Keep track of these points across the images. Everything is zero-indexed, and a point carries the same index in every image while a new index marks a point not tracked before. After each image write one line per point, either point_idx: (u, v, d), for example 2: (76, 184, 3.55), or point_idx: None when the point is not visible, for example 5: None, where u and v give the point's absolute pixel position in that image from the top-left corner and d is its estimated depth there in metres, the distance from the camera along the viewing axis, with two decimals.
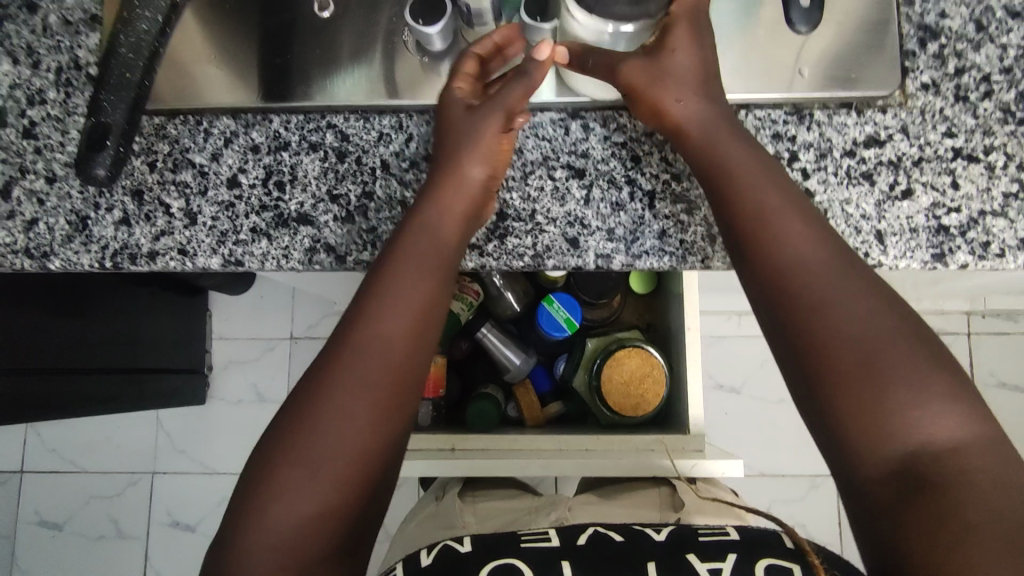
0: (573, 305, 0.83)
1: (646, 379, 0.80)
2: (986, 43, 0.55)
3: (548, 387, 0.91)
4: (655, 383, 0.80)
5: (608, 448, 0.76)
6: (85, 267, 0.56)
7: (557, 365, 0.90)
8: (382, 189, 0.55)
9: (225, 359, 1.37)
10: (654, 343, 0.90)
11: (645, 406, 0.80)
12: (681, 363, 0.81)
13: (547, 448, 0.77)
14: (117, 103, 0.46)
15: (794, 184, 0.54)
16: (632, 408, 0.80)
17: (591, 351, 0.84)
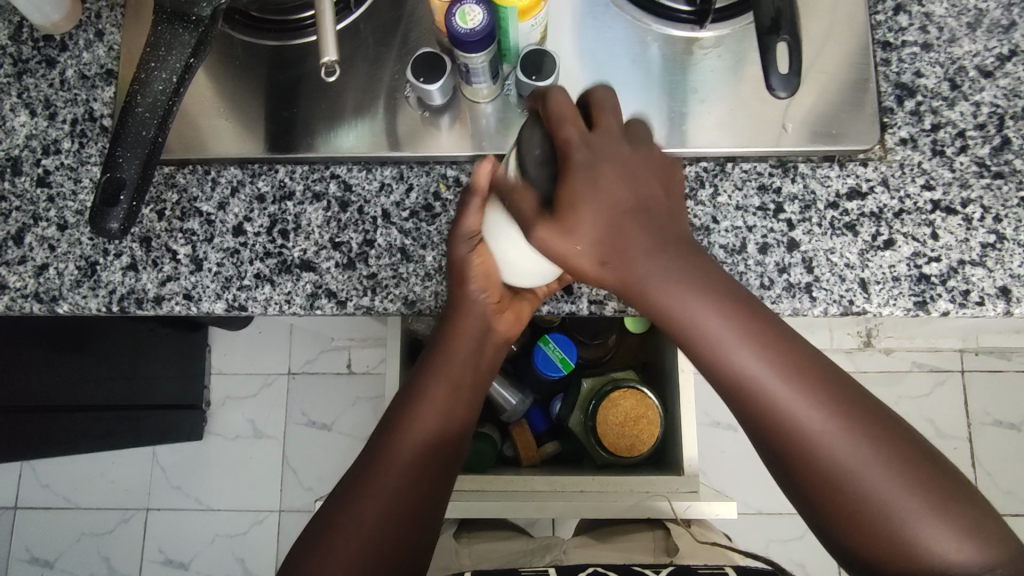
0: (568, 345, 0.85)
1: (640, 420, 0.81)
2: (960, 101, 0.57)
3: (544, 425, 0.93)
4: (649, 424, 0.81)
5: (604, 491, 0.76)
6: (93, 311, 0.57)
7: (553, 405, 0.91)
8: (383, 237, 0.57)
9: (224, 395, 1.38)
10: (648, 382, 0.91)
11: (640, 446, 0.81)
12: (675, 403, 0.82)
13: (542, 488, 0.78)
14: (132, 159, 0.48)
15: (780, 234, 0.56)
16: (627, 448, 0.81)
17: (587, 391, 0.85)
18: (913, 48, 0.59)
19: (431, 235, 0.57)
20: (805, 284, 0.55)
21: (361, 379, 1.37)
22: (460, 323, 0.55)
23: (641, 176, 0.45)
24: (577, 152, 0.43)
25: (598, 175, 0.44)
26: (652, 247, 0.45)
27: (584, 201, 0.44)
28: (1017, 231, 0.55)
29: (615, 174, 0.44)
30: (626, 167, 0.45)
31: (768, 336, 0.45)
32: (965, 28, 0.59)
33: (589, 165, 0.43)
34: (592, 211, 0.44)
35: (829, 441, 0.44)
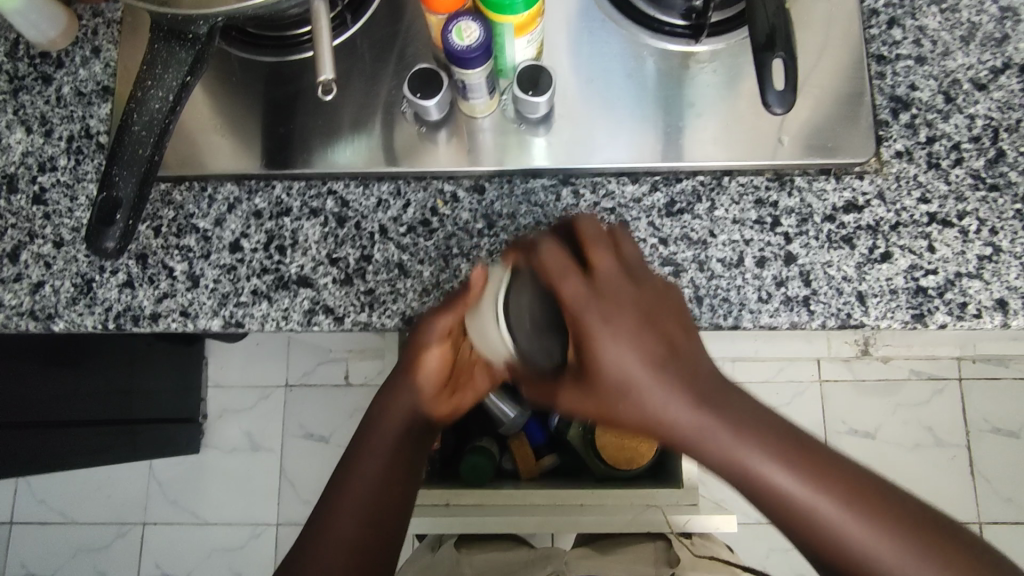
0: None
1: None
2: (954, 114, 0.58)
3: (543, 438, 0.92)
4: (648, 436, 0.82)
5: (603, 499, 0.77)
6: (88, 329, 0.57)
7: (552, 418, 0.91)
8: (380, 253, 0.57)
9: (221, 407, 1.37)
10: None
11: (640, 459, 0.82)
12: None
13: (543, 497, 0.78)
14: (128, 177, 0.47)
15: (777, 248, 0.56)
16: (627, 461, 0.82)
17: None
18: (908, 62, 0.59)
19: (428, 250, 0.57)
20: (803, 298, 0.55)
21: (359, 391, 1.36)
22: (395, 399, 0.56)
23: (659, 308, 0.46)
24: (594, 315, 0.44)
25: (619, 329, 0.44)
26: (691, 389, 0.44)
27: (602, 349, 0.44)
28: (1013, 243, 0.55)
29: (642, 329, 0.45)
30: (641, 307, 0.45)
31: (797, 446, 0.45)
32: (958, 41, 0.59)
33: (608, 323, 0.44)
34: (615, 356, 0.44)
35: (874, 539, 0.43)
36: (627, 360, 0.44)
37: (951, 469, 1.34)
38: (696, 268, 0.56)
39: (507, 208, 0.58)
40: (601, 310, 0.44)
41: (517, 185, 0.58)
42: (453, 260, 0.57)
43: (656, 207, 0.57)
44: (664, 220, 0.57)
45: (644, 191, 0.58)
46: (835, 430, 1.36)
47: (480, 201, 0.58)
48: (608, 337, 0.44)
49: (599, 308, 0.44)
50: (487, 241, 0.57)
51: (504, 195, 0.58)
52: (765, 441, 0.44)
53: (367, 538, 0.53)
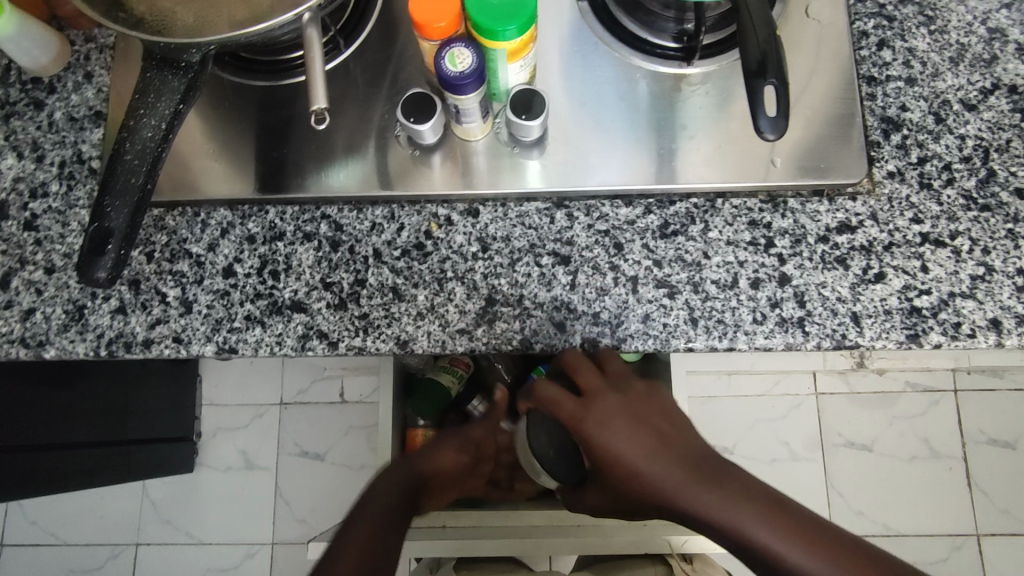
0: None
1: None
2: (945, 134, 0.58)
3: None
4: None
5: (541, 525, 0.77)
6: (80, 356, 0.56)
7: None
8: (374, 276, 0.57)
9: (215, 426, 1.36)
10: None
11: None
12: None
13: (488, 523, 0.77)
14: (119, 207, 0.47)
15: (771, 269, 0.56)
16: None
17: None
18: (898, 83, 0.59)
19: (422, 274, 0.57)
20: (797, 319, 0.55)
21: (354, 408, 1.35)
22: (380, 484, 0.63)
23: (643, 411, 0.57)
24: (591, 428, 0.56)
25: (612, 424, 0.56)
26: (683, 471, 0.54)
27: (603, 442, 0.56)
28: (1005, 263, 0.55)
29: (632, 428, 0.55)
30: (627, 412, 0.56)
31: (795, 520, 0.50)
32: (948, 62, 0.60)
33: (603, 431, 0.56)
34: (618, 446, 0.55)
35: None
36: (627, 452, 0.55)
37: (948, 481, 1.34)
38: (691, 290, 0.56)
39: (501, 230, 0.58)
40: (595, 413, 0.56)
41: (511, 208, 0.58)
42: (448, 284, 0.56)
43: (651, 229, 0.57)
44: (658, 242, 0.57)
45: (638, 214, 0.58)
46: (831, 443, 1.36)
47: (474, 224, 0.58)
48: (608, 433, 0.56)
49: (596, 411, 0.56)
50: (482, 264, 0.57)
51: (498, 218, 0.58)
52: (758, 512, 0.51)
53: (369, 565, 0.56)
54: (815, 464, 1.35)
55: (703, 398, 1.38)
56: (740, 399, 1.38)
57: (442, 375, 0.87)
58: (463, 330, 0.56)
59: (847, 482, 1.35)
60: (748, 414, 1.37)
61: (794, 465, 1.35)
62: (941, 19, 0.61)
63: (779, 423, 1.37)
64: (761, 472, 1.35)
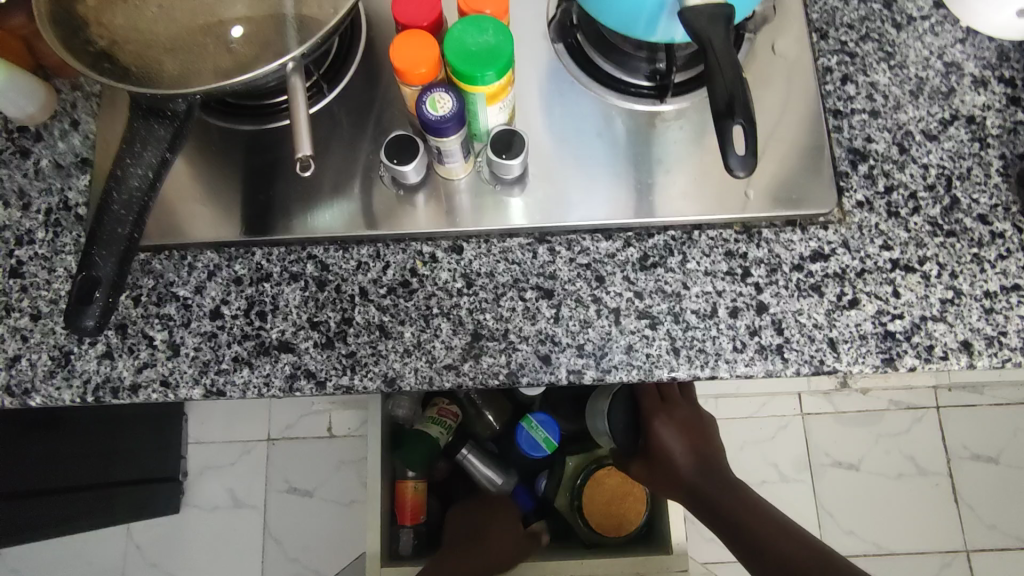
0: (550, 425, 0.85)
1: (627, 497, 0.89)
2: (909, 164, 0.61)
3: (531, 504, 0.95)
4: (635, 500, 0.89)
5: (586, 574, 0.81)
6: (66, 402, 0.56)
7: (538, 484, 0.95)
8: (361, 315, 0.57)
9: (202, 465, 1.34)
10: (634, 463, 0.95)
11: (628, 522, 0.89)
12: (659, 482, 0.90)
13: None
14: (107, 256, 0.48)
15: (749, 298, 0.57)
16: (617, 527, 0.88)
17: (572, 469, 0.90)
18: (862, 116, 0.62)
19: (408, 311, 0.58)
20: (776, 346, 0.56)
21: (342, 443, 1.35)
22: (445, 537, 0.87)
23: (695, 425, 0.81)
24: (657, 424, 0.80)
25: (671, 412, 0.81)
26: (695, 452, 0.80)
27: (661, 421, 0.80)
28: (972, 286, 0.57)
29: (681, 432, 0.80)
30: (679, 417, 0.81)
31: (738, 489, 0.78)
32: (908, 95, 0.62)
33: (667, 428, 0.80)
34: (669, 425, 0.80)
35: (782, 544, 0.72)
36: (674, 430, 0.80)
37: (935, 497, 1.36)
38: (672, 320, 0.57)
39: (485, 266, 0.59)
40: (664, 407, 0.81)
41: (494, 244, 0.60)
42: (434, 320, 0.57)
43: (631, 261, 0.59)
44: (639, 274, 0.58)
45: (618, 246, 0.59)
46: (819, 463, 1.37)
47: (459, 260, 0.59)
48: (665, 416, 0.81)
49: (665, 404, 0.81)
50: (467, 300, 0.58)
51: (481, 254, 0.59)
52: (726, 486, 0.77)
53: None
54: (804, 485, 1.36)
55: None
56: (728, 421, 1.39)
57: (432, 426, 0.87)
58: (450, 366, 0.56)
59: (836, 501, 1.35)
60: (736, 436, 1.38)
61: (783, 487, 1.36)
62: (900, 54, 0.63)
63: (767, 445, 1.38)
64: None
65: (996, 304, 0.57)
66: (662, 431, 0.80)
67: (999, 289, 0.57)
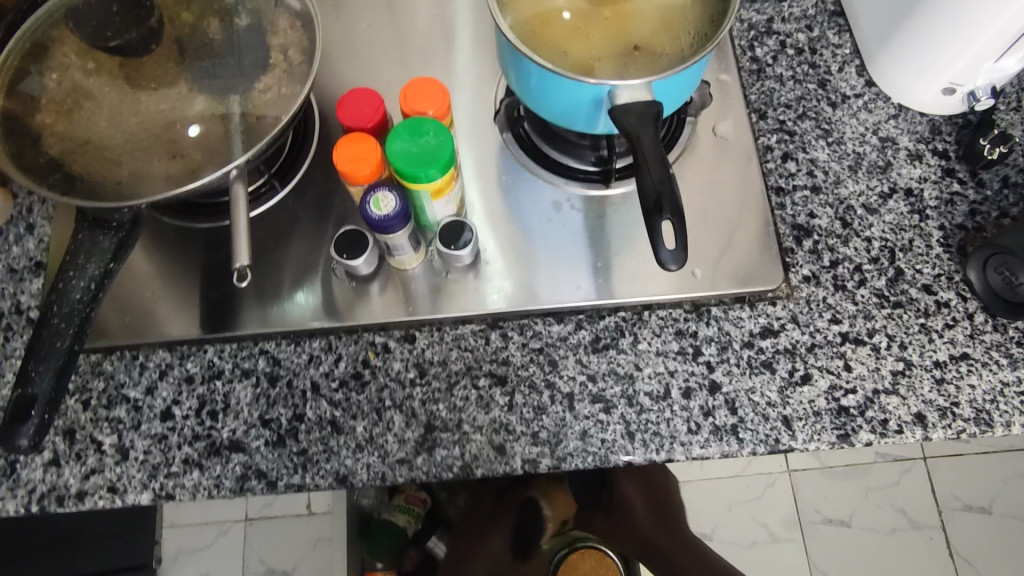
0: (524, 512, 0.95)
1: None
2: (853, 238, 0.62)
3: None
4: None
5: None
6: (11, 513, 0.55)
7: None
8: (313, 410, 0.57)
9: (176, 549, 1.31)
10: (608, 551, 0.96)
11: None
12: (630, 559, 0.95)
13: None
14: (45, 371, 0.47)
15: (701, 377, 0.58)
16: None
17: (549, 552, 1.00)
18: (804, 192, 0.63)
19: (360, 404, 0.57)
20: (730, 426, 0.56)
21: (322, 520, 1.32)
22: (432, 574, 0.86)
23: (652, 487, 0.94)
24: (624, 484, 0.92)
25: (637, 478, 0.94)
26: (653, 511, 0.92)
27: (631, 481, 0.93)
28: (922, 357, 0.58)
29: (643, 491, 0.93)
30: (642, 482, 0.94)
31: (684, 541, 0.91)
32: (847, 170, 0.64)
33: (631, 488, 0.92)
34: (635, 488, 0.93)
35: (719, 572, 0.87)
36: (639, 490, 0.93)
37: (930, 551, 1.33)
38: (626, 403, 0.57)
39: (438, 354, 0.59)
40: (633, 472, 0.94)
41: (447, 331, 0.60)
42: (387, 412, 0.57)
43: (583, 343, 0.59)
44: (591, 356, 0.59)
45: (569, 329, 0.60)
46: (810, 521, 1.34)
47: (411, 349, 0.59)
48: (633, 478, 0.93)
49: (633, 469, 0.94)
50: (420, 390, 0.58)
51: (434, 342, 0.59)
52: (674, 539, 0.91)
53: None
54: (796, 544, 1.33)
55: (677, 482, 1.37)
56: (714, 481, 1.37)
57: (399, 514, 0.90)
58: (403, 460, 0.56)
59: (830, 560, 1.32)
60: (723, 496, 1.36)
61: (774, 547, 1.33)
62: (836, 131, 0.65)
63: (756, 504, 1.35)
64: (742, 556, 1.33)
65: (947, 374, 0.57)
66: (630, 489, 0.92)
67: (949, 358, 0.58)
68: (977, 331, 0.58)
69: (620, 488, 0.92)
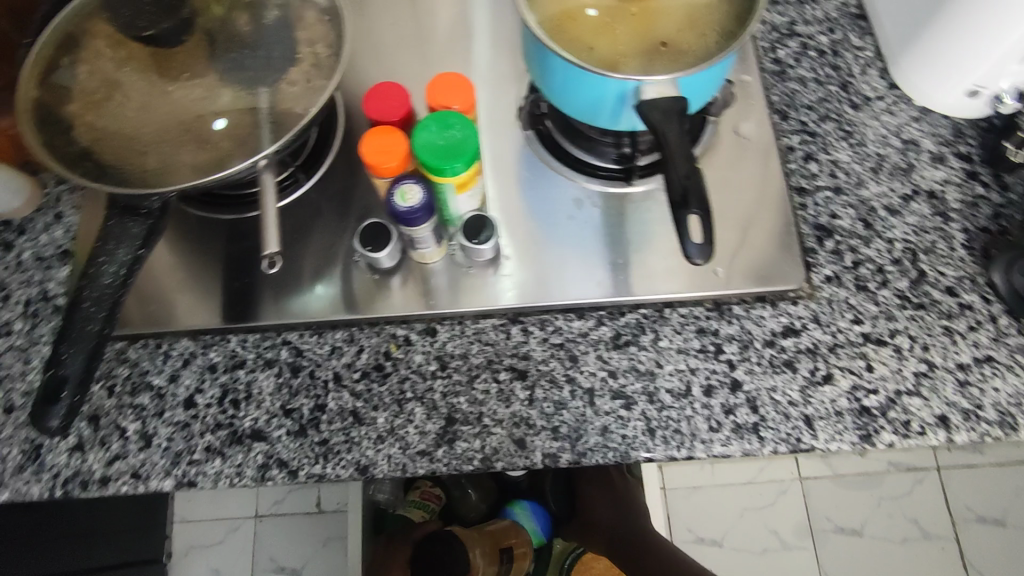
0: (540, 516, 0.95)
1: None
2: (875, 239, 0.62)
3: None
4: None
5: None
6: (35, 497, 0.56)
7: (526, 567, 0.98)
8: (334, 401, 0.57)
9: (187, 544, 1.31)
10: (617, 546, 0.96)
11: None
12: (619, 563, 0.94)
13: None
14: (76, 354, 0.48)
15: (723, 375, 0.57)
16: None
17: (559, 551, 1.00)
18: (826, 192, 0.63)
19: (382, 396, 0.57)
20: (751, 425, 0.56)
21: (332, 518, 1.32)
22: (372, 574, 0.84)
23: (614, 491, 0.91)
24: (585, 487, 0.94)
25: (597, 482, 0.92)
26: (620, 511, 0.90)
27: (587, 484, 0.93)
28: (945, 358, 0.57)
29: (606, 495, 0.91)
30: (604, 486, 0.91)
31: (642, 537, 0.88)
32: (870, 172, 0.64)
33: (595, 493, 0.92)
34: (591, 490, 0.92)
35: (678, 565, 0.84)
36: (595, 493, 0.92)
37: (943, 562, 1.31)
38: (647, 400, 0.57)
39: (459, 347, 0.59)
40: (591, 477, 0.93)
41: (468, 325, 0.60)
42: (407, 404, 0.57)
43: (604, 339, 0.59)
44: (612, 353, 0.59)
45: (590, 325, 0.60)
46: (820, 529, 1.33)
47: (433, 342, 0.59)
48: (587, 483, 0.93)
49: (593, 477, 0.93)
50: (441, 383, 0.58)
51: (455, 335, 0.60)
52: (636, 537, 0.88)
53: None
54: (807, 552, 1.32)
55: (687, 487, 1.36)
56: (724, 487, 1.36)
57: (415, 509, 0.92)
58: (424, 452, 0.56)
59: (842, 570, 1.31)
60: (733, 502, 1.35)
61: (785, 555, 1.32)
62: (859, 133, 0.65)
63: (767, 511, 1.35)
64: (752, 564, 1.32)
65: (971, 376, 0.57)
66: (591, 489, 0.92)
67: (972, 360, 0.57)
68: (1001, 334, 0.58)
69: (579, 488, 0.94)
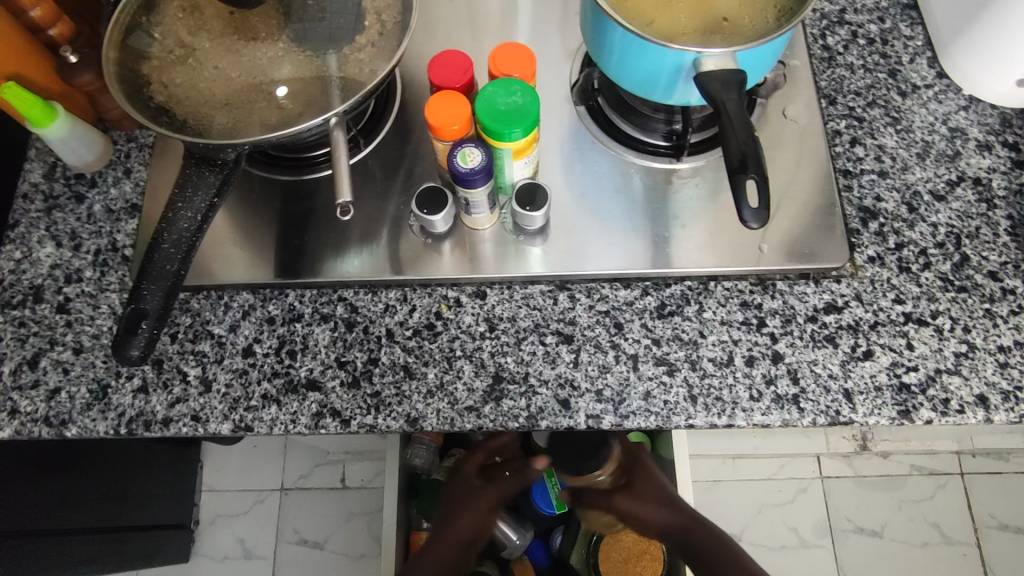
0: None
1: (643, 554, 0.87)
2: (919, 223, 0.63)
3: (545, 561, 0.96)
4: (652, 557, 0.87)
5: None
6: (100, 434, 0.58)
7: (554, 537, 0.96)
8: (386, 355, 0.60)
9: (214, 513, 1.34)
10: None
11: None
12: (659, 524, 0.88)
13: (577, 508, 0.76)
14: (155, 291, 0.52)
15: (765, 347, 0.59)
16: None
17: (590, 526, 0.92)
18: (871, 175, 0.65)
19: (432, 353, 0.60)
20: (792, 396, 0.57)
21: (357, 494, 1.34)
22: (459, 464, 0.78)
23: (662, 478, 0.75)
24: None
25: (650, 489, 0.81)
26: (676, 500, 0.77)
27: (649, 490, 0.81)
28: (986, 341, 0.58)
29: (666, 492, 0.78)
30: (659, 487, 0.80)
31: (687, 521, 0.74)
32: (915, 157, 0.65)
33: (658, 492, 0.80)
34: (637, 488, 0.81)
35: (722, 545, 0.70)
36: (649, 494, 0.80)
37: (964, 568, 1.31)
38: (689, 367, 0.59)
39: (507, 311, 0.61)
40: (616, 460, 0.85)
41: (517, 290, 0.62)
42: (457, 361, 0.59)
43: (648, 309, 0.61)
44: (656, 321, 0.60)
45: (636, 295, 0.61)
46: (841, 529, 1.33)
47: (482, 305, 0.61)
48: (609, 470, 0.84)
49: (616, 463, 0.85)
50: (490, 343, 0.60)
51: (504, 300, 0.62)
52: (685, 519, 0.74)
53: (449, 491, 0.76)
54: (826, 551, 1.32)
55: (707, 481, 1.37)
56: (745, 482, 1.37)
57: None
58: (471, 408, 0.58)
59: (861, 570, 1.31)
60: (753, 498, 1.36)
61: (803, 553, 1.32)
62: (905, 119, 0.67)
63: (787, 509, 1.35)
64: (771, 560, 1.32)
65: (1011, 359, 0.58)
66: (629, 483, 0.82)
67: (1013, 344, 0.58)
68: None
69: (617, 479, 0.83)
